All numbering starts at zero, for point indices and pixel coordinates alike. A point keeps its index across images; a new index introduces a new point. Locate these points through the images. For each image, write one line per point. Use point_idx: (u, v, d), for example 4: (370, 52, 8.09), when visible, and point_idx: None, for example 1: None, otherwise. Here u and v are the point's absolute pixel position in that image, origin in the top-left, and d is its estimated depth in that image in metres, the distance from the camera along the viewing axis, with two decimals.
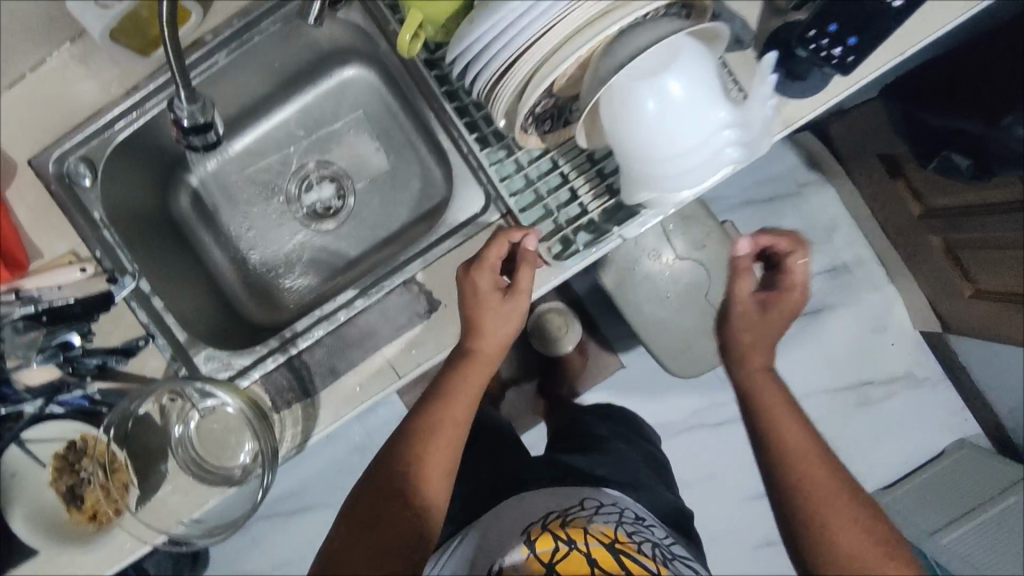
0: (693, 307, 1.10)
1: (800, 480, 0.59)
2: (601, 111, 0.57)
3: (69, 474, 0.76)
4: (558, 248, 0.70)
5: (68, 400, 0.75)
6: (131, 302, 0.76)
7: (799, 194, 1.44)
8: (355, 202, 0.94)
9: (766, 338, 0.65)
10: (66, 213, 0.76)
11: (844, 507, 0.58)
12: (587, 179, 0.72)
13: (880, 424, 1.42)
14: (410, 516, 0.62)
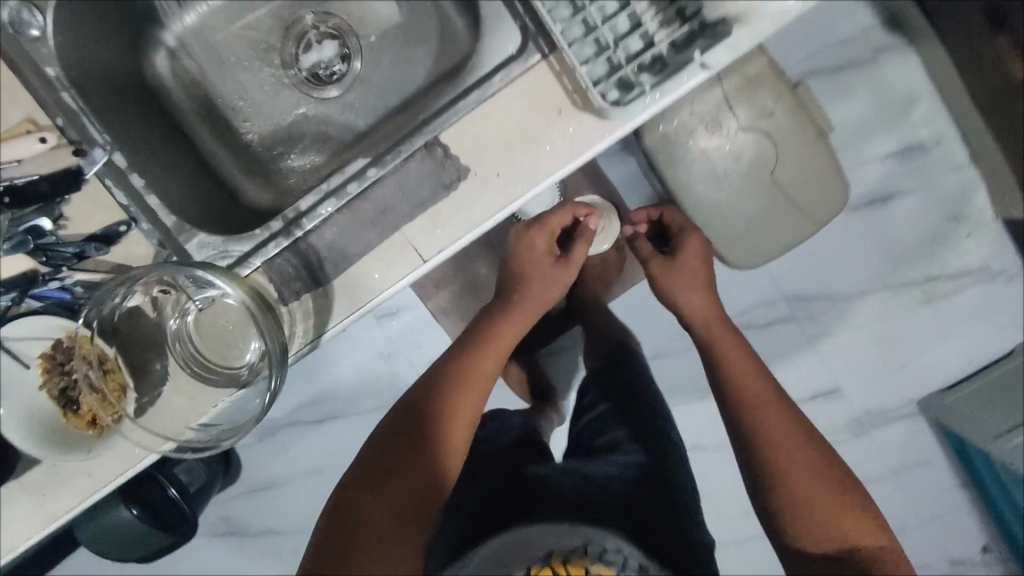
0: (754, 185, 0.95)
1: (763, 423, 0.79)
2: None
3: (59, 376, 0.67)
4: (615, 93, 0.58)
5: (48, 293, 0.66)
6: (105, 180, 0.64)
7: (873, 60, 1.23)
8: (362, 64, 0.79)
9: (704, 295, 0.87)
10: (16, 73, 0.64)
11: (813, 472, 0.75)
12: (651, 6, 0.59)
13: (947, 323, 1.27)
14: (434, 463, 0.70)
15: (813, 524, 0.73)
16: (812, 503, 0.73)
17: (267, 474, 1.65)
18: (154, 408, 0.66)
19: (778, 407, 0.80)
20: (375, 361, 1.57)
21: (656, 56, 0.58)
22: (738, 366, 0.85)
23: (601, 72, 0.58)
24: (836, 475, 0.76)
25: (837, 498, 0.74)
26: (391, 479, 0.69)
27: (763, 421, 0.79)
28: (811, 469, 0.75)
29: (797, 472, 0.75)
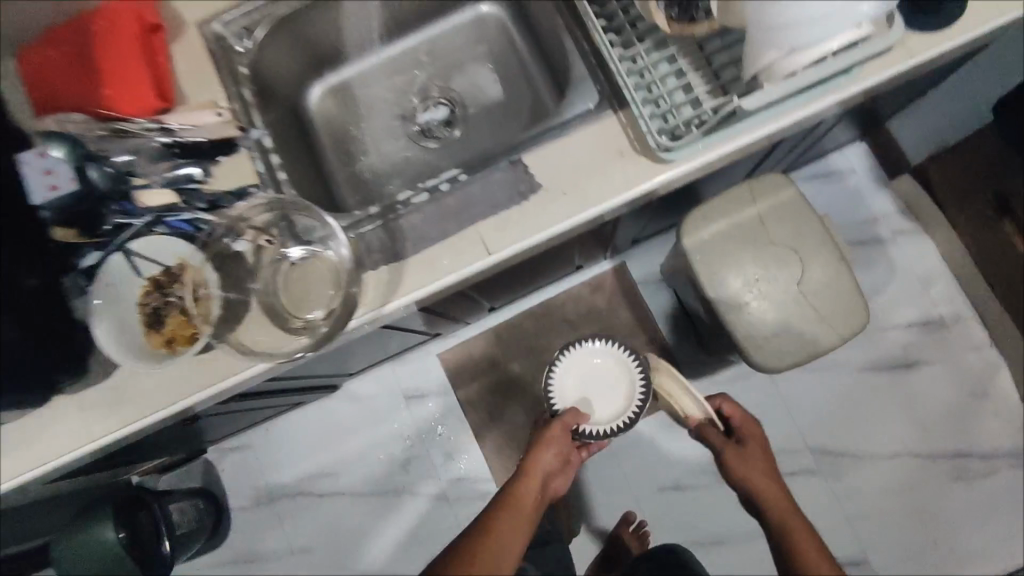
0: (774, 290, 1.06)
1: (768, 498, 0.94)
2: None
3: (158, 295, 0.76)
4: (696, 129, 0.71)
5: (173, 222, 0.76)
6: (253, 151, 0.81)
7: (890, 241, 1.49)
8: (459, 133, 0.96)
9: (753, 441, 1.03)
10: (218, 71, 0.82)
11: (771, 487, 0.96)
12: (695, 69, 0.73)
13: (962, 491, 1.41)
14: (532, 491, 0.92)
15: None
16: (778, 506, 0.93)
17: (252, 548, 1.60)
18: (238, 333, 0.75)
19: (786, 504, 0.93)
20: (393, 442, 1.59)
21: (702, 117, 0.72)
22: (757, 480, 0.96)
23: (652, 121, 0.72)
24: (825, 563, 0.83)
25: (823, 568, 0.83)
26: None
27: (779, 513, 0.92)
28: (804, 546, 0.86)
29: (794, 527, 0.89)
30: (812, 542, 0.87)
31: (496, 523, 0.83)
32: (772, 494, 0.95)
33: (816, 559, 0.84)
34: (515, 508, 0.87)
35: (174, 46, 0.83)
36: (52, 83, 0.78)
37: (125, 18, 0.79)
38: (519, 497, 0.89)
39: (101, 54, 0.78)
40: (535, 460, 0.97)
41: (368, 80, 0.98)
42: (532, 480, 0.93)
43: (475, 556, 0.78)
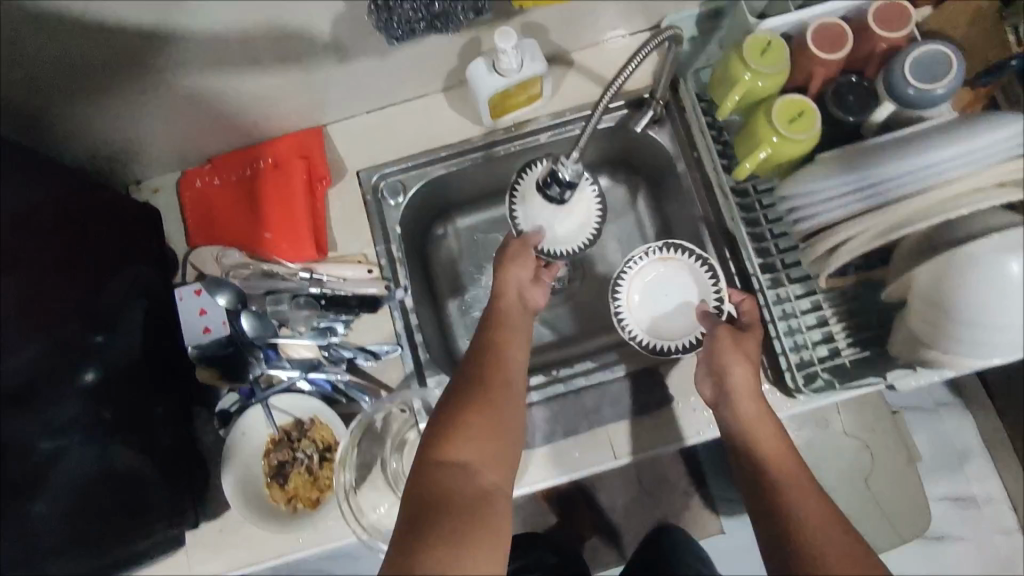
0: (850, 490, 1.08)
1: (805, 500, 0.58)
2: (942, 288, 0.60)
3: (286, 449, 0.77)
4: (835, 377, 0.74)
5: (315, 380, 0.77)
6: (394, 310, 0.81)
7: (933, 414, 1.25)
8: (576, 289, 0.95)
9: (767, 423, 0.65)
10: (371, 224, 0.83)
11: (806, 487, 0.59)
12: (839, 315, 0.76)
13: None
14: (488, 402, 0.59)
15: (765, 484, 0.61)
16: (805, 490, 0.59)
17: None
18: (356, 497, 0.75)
19: (830, 509, 0.57)
20: None
21: (841, 365, 0.75)
22: (818, 511, 0.57)
23: (795, 362, 0.75)
24: (773, 426, 0.65)
25: (783, 467, 0.61)
26: (448, 486, 0.52)
27: (813, 533, 0.56)
28: (756, 435, 0.64)
29: (814, 517, 0.57)
30: (784, 440, 0.64)
31: (509, 356, 0.64)
32: (818, 500, 0.58)
33: (767, 437, 0.64)
34: (495, 345, 0.64)
35: (330, 190, 0.85)
36: (218, 222, 0.83)
37: (295, 168, 0.82)
38: (484, 381, 0.60)
39: (268, 199, 0.82)
40: (505, 284, 0.70)
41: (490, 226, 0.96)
42: (497, 369, 0.62)
43: (482, 400, 0.59)
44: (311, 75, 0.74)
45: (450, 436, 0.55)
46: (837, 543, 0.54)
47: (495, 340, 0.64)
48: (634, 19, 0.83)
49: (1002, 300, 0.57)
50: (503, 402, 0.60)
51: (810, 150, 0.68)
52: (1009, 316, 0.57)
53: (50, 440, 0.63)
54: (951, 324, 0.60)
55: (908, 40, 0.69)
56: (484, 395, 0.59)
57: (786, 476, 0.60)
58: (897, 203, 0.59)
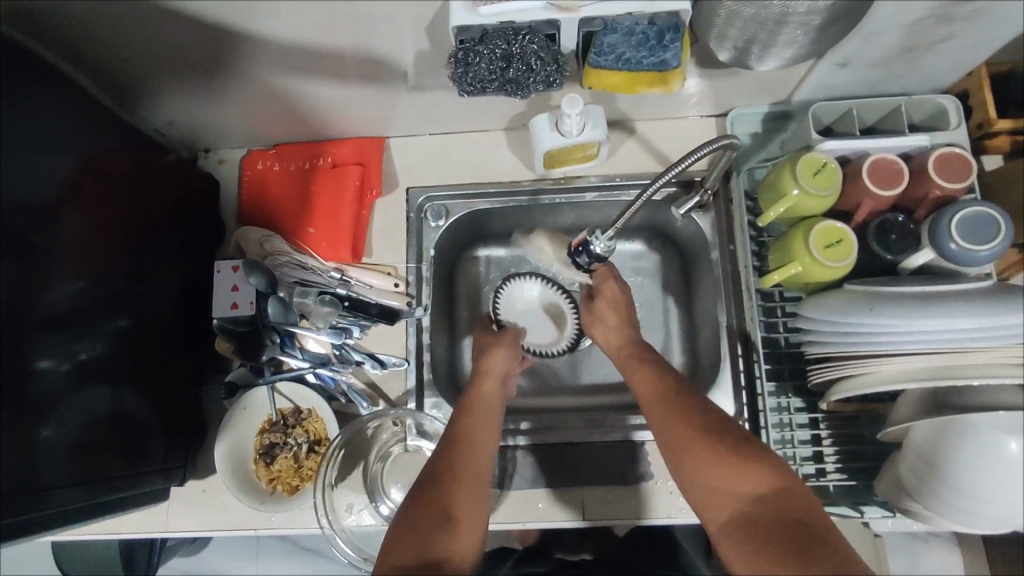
0: None
1: (685, 452, 0.59)
2: (934, 447, 0.60)
3: (279, 433, 0.80)
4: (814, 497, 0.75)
5: (322, 375, 0.81)
6: (410, 326, 0.85)
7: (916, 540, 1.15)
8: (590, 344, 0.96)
9: (643, 376, 0.69)
10: (408, 240, 0.88)
11: (686, 437, 0.60)
12: (833, 438, 0.76)
13: None
14: (462, 462, 0.64)
15: (675, 467, 0.60)
16: (684, 454, 0.59)
17: None
18: (332, 494, 0.78)
19: (705, 443, 0.59)
20: None
21: (823, 488, 0.75)
22: (673, 445, 0.61)
23: None
24: (692, 408, 0.62)
25: (698, 450, 0.59)
26: (433, 531, 0.57)
27: (704, 477, 0.57)
28: (656, 417, 0.64)
29: (703, 481, 0.58)
30: (677, 390, 0.65)
31: (472, 428, 0.68)
32: (692, 438, 0.60)
33: (664, 416, 0.63)
34: (479, 402, 0.72)
35: (379, 200, 0.90)
36: (270, 206, 0.88)
37: (351, 173, 0.87)
38: (459, 444, 0.66)
39: (319, 195, 0.87)
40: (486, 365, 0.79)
41: (522, 263, 0.98)
42: (467, 444, 0.66)
43: (463, 450, 0.65)
44: (386, 93, 0.79)
45: (430, 493, 0.61)
46: (746, 486, 0.55)
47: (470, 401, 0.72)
48: (701, 105, 0.85)
49: (990, 476, 0.56)
50: (476, 465, 0.65)
51: (838, 278, 0.70)
52: (999, 492, 0.57)
53: (73, 367, 0.67)
54: (938, 484, 0.60)
55: (963, 192, 0.70)
56: (464, 457, 0.65)
57: (702, 468, 0.57)
58: (917, 355, 0.61)
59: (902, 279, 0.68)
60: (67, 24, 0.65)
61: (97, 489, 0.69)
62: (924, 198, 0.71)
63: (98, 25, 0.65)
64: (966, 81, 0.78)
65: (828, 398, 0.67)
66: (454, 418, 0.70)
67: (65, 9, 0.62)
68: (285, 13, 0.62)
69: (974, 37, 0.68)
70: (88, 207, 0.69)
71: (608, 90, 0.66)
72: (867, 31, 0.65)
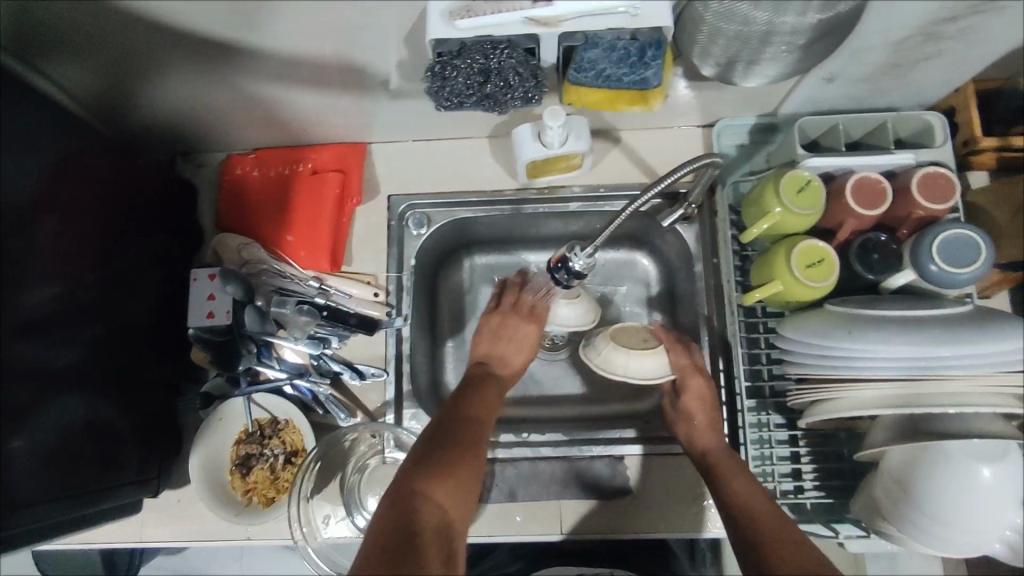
0: None
1: (786, 540, 0.57)
2: (904, 471, 0.60)
3: (255, 443, 0.80)
4: (791, 514, 0.75)
5: (299, 386, 0.80)
6: (390, 336, 0.84)
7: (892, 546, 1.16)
8: (573, 353, 0.95)
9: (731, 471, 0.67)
10: (389, 248, 0.87)
11: (785, 529, 0.58)
12: (812, 455, 0.76)
13: None
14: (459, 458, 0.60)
15: (763, 546, 0.57)
16: (780, 539, 0.57)
17: None
18: (307, 506, 0.77)
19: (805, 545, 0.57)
20: None
21: (799, 505, 0.75)
22: (770, 528, 0.58)
23: None
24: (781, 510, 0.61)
25: (798, 545, 0.56)
26: (421, 524, 0.54)
27: (797, 563, 0.54)
28: (752, 504, 0.62)
29: (793, 562, 0.54)
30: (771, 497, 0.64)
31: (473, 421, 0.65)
32: (794, 536, 0.58)
33: (762, 505, 0.61)
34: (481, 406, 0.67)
35: (359, 208, 0.88)
36: (248, 212, 0.87)
37: (331, 181, 0.86)
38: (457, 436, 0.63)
39: (298, 202, 0.86)
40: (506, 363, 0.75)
41: (505, 271, 0.97)
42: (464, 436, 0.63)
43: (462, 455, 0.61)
44: (365, 101, 0.78)
45: (426, 490, 0.56)
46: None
47: (472, 405, 0.67)
48: (686, 116, 0.84)
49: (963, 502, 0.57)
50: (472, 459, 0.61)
51: (818, 297, 0.69)
52: (971, 519, 0.57)
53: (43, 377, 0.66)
54: (913, 510, 0.59)
55: (945, 213, 0.69)
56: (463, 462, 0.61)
57: (803, 558, 0.55)
58: (895, 380, 0.60)
59: (884, 300, 0.67)
60: (35, 29, 0.63)
61: (68, 503, 0.68)
62: (907, 218, 0.70)
63: (67, 30, 0.63)
64: (951, 97, 0.77)
65: (805, 420, 0.67)
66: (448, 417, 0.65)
67: (31, 13, 0.60)
68: (257, 22, 0.61)
69: (960, 56, 0.67)
70: (58, 217, 0.67)
71: (589, 106, 0.64)
72: (851, 49, 0.64)
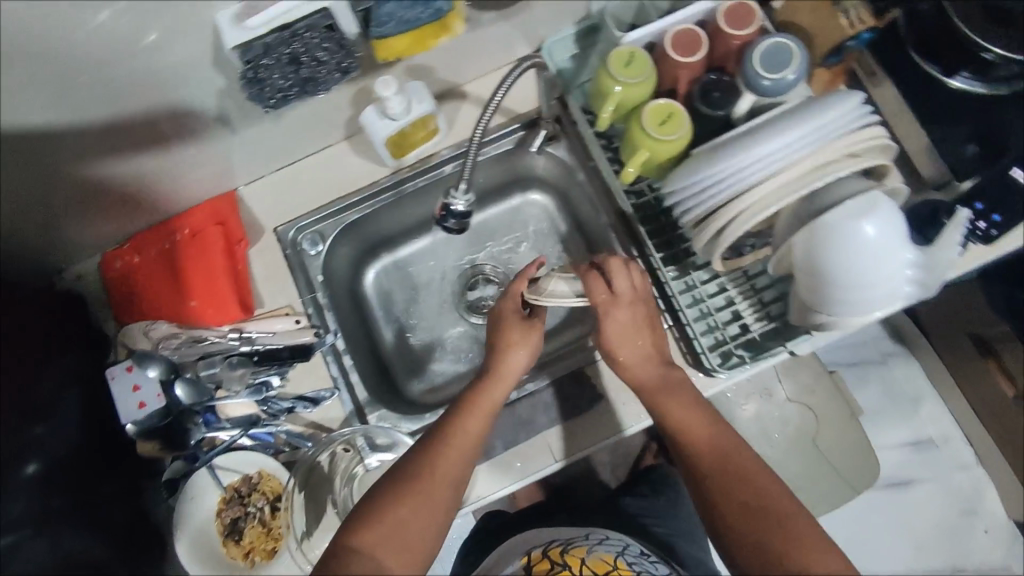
0: (798, 448, 1.13)
1: (725, 483, 0.65)
2: (805, 251, 0.64)
3: (237, 506, 0.78)
4: (747, 353, 0.78)
5: (257, 435, 0.80)
6: (327, 355, 0.85)
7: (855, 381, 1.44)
8: None
9: (676, 392, 0.71)
10: (292, 276, 0.88)
11: (732, 472, 0.65)
12: (743, 294, 0.80)
13: None
14: (435, 482, 0.63)
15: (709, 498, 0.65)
16: (726, 481, 0.65)
17: None
18: (309, 542, 0.77)
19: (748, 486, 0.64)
20: None
21: (751, 340, 0.79)
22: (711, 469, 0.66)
23: (708, 344, 0.79)
24: (733, 445, 0.67)
25: (733, 487, 0.64)
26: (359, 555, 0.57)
27: (735, 504, 0.63)
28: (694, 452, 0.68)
29: (735, 502, 0.63)
30: (721, 428, 0.69)
31: (469, 433, 0.67)
32: (734, 473, 0.65)
33: (702, 450, 0.68)
34: (463, 434, 0.67)
35: (249, 252, 0.88)
36: (141, 295, 0.84)
37: (213, 236, 0.85)
38: (436, 465, 0.65)
39: (189, 268, 0.84)
40: (501, 363, 0.73)
41: (417, 258, 1.03)
42: (449, 454, 0.65)
43: (419, 474, 0.63)
44: (210, 146, 0.78)
45: (384, 513, 0.60)
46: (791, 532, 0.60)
47: (466, 423, 0.68)
48: (513, 48, 0.88)
49: (864, 261, 0.62)
50: (449, 486, 0.64)
51: (682, 148, 0.73)
52: (873, 273, 0.63)
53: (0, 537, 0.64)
54: (830, 288, 0.64)
55: (758, 33, 0.75)
56: (426, 484, 0.63)
57: (739, 498, 0.63)
58: (764, 176, 0.64)
59: (738, 127, 0.72)
60: None
61: None
62: (728, 51, 0.75)
63: None
64: None
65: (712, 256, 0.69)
66: (430, 438, 0.67)
67: None
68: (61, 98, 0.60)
69: None
70: None
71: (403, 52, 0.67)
72: None
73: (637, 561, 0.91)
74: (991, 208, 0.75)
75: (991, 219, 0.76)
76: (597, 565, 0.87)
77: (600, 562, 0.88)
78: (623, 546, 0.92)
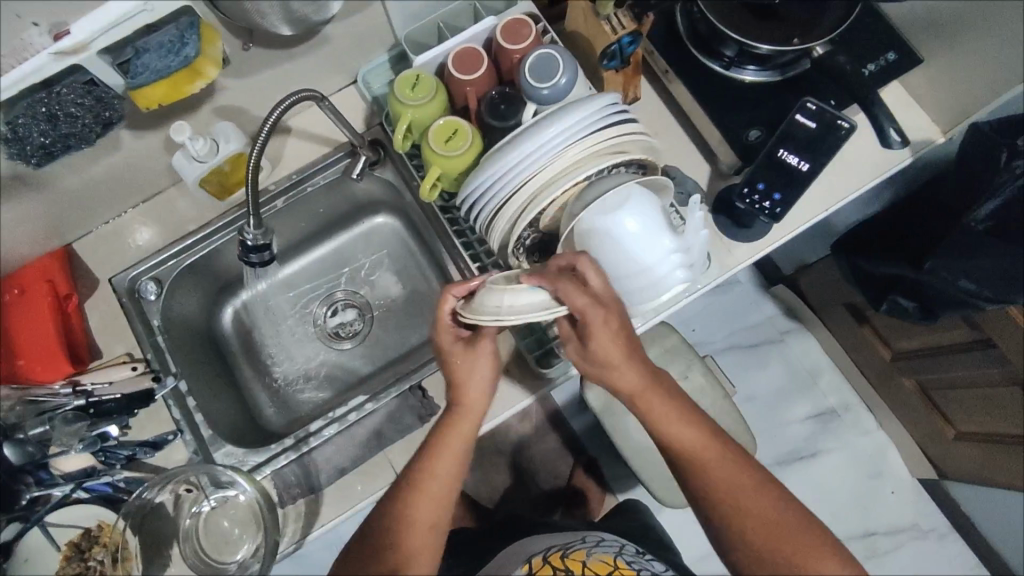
0: None
1: (730, 497, 0.65)
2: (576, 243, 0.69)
3: (79, 562, 0.82)
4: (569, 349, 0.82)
5: (94, 487, 0.80)
6: (167, 399, 0.85)
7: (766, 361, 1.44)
8: (371, 329, 1.04)
9: (661, 402, 0.66)
10: (129, 324, 0.88)
11: (739, 482, 0.65)
12: None
13: None
14: (414, 536, 0.66)
15: (719, 508, 0.65)
16: (736, 493, 0.65)
17: None
18: None
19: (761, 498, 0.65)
20: None
21: None
22: (720, 477, 0.65)
23: (533, 346, 0.83)
24: (734, 451, 0.67)
25: (745, 499, 0.65)
26: None
27: (746, 517, 0.64)
28: (696, 456, 0.66)
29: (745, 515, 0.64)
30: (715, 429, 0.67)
31: (434, 480, 0.67)
32: (739, 486, 0.65)
33: (710, 456, 0.66)
34: (427, 483, 0.67)
35: (85, 305, 0.89)
36: None
37: (40, 292, 0.84)
38: (409, 516, 0.66)
39: (14, 326, 0.82)
40: (461, 397, 0.69)
41: (274, 290, 1.05)
42: (420, 502, 0.66)
43: (397, 537, 0.66)
44: (17, 206, 0.77)
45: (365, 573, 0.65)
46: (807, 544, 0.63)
47: (432, 467, 0.68)
48: (328, 81, 0.91)
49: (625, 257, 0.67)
50: (423, 533, 0.66)
51: (469, 161, 0.76)
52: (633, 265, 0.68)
53: None
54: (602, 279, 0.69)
55: (537, 45, 0.78)
56: (403, 540, 0.66)
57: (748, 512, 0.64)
58: (527, 180, 0.68)
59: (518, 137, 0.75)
60: None
61: None
62: (514, 65, 0.79)
63: None
64: None
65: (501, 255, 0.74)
66: (403, 484, 0.68)
67: None
68: None
69: None
70: None
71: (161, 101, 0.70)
72: None
73: (634, 559, 0.90)
74: (771, 186, 0.78)
75: (774, 198, 0.78)
76: (597, 564, 0.86)
77: (600, 561, 0.86)
78: (618, 547, 0.92)
